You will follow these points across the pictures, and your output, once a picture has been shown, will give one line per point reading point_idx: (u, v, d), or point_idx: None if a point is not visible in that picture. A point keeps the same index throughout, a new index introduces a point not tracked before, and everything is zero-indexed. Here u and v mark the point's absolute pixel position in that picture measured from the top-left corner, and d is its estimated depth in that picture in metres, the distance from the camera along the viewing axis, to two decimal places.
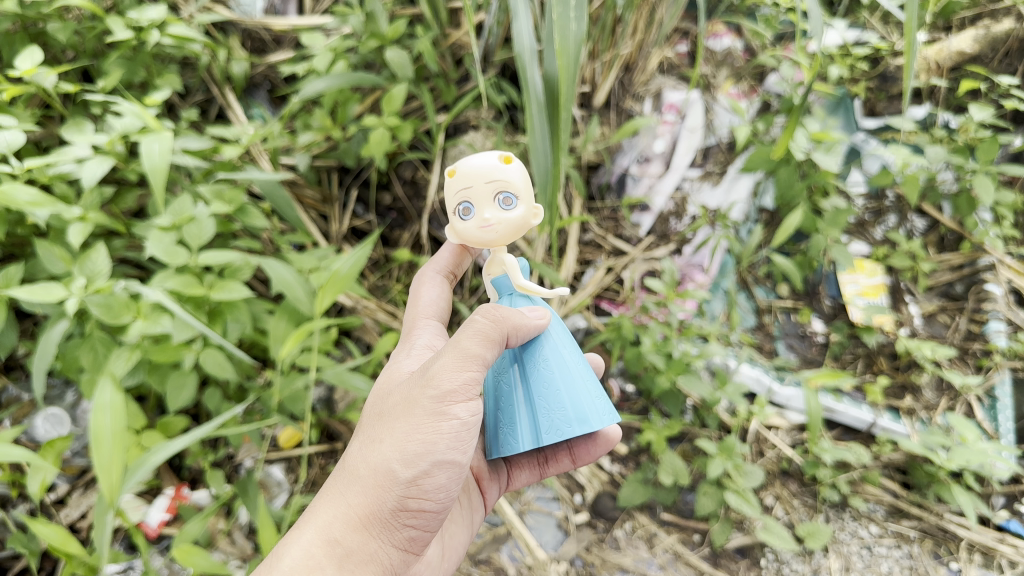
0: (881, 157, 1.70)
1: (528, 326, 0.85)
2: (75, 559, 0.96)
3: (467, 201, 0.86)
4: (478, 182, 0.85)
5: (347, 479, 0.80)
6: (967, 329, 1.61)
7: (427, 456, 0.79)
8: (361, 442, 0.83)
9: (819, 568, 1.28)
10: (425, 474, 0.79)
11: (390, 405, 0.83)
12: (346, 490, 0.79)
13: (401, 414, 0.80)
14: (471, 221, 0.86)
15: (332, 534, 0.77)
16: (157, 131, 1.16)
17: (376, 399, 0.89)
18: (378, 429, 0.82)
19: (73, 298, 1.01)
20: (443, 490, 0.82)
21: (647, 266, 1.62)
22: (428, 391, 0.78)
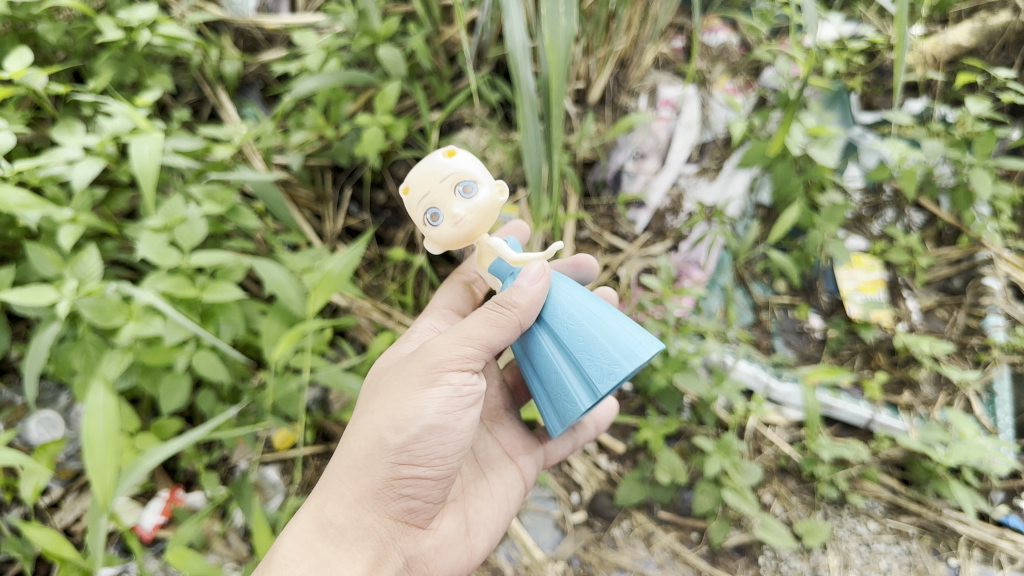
0: (878, 152, 1.69)
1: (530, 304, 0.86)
2: (69, 564, 0.94)
3: (430, 208, 0.87)
4: (422, 195, 0.87)
5: (341, 457, 0.84)
6: (965, 324, 1.60)
7: (418, 421, 0.80)
8: (357, 421, 0.86)
9: (817, 566, 1.27)
10: (418, 439, 0.81)
11: (387, 385, 0.86)
12: (337, 467, 0.83)
13: (395, 392, 0.83)
14: (443, 224, 0.86)
15: (323, 515, 0.81)
16: (148, 132, 1.16)
17: (369, 386, 0.92)
18: (372, 408, 0.85)
19: (65, 301, 1.00)
20: (439, 455, 0.83)
21: (643, 264, 1.61)
22: (424, 364, 0.82)
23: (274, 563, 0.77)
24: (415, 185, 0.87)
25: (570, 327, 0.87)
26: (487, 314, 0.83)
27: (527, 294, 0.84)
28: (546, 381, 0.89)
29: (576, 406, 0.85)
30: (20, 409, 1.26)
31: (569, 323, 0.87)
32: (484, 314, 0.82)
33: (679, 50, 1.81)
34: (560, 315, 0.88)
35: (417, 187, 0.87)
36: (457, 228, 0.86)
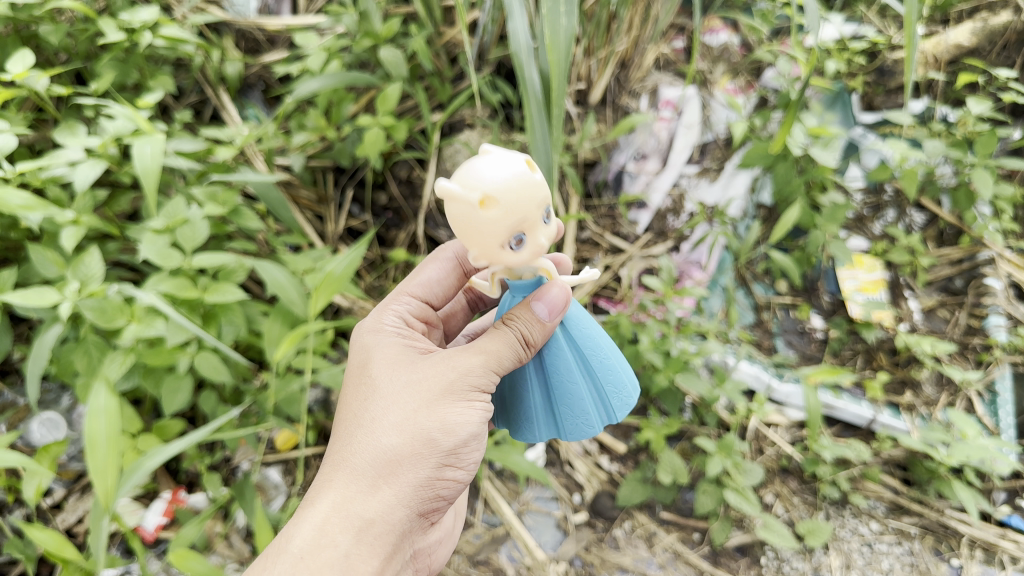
0: (879, 152, 1.68)
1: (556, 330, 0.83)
2: (72, 565, 0.94)
3: (518, 233, 0.73)
4: (516, 219, 0.71)
5: (372, 447, 0.78)
6: (967, 324, 1.60)
7: (464, 429, 0.79)
8: (389, 408, 0.79)
9: (819, 566, 1.27)
10: (459, 448, 0.79)
11: (423, 379, 0.80)
12: (367, 458, 0.78)
13: (440, 392, 0.79)
14: (527, 250, 0.75)
15: (348, 508, 0.76)
16: (150, 134, 1.16)
17: (390, 363, 0.84)
18: (409, 400, 0.79)
19: (67, 302, 1.00)
20: (470, 462, 0.83)
21: (645, 264, 1.61)
22: (467, 379, 0.79)
23: (289, 552, 0.74)
24: (506, 206, 0.70)
25: (596, 352, 0.86)
26: (521, 344, 0.79)
27: (545, 328, 0.80)
28: (557, 399, 0.87)
29: (591, 428, 0.88)
30: (22, 410, 1.26)
31: (592, 346, 0.86)
32: (508, 339, 0.79)
33: (680, 50, 1.81)
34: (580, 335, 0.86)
35: (509, 209, 0.70)
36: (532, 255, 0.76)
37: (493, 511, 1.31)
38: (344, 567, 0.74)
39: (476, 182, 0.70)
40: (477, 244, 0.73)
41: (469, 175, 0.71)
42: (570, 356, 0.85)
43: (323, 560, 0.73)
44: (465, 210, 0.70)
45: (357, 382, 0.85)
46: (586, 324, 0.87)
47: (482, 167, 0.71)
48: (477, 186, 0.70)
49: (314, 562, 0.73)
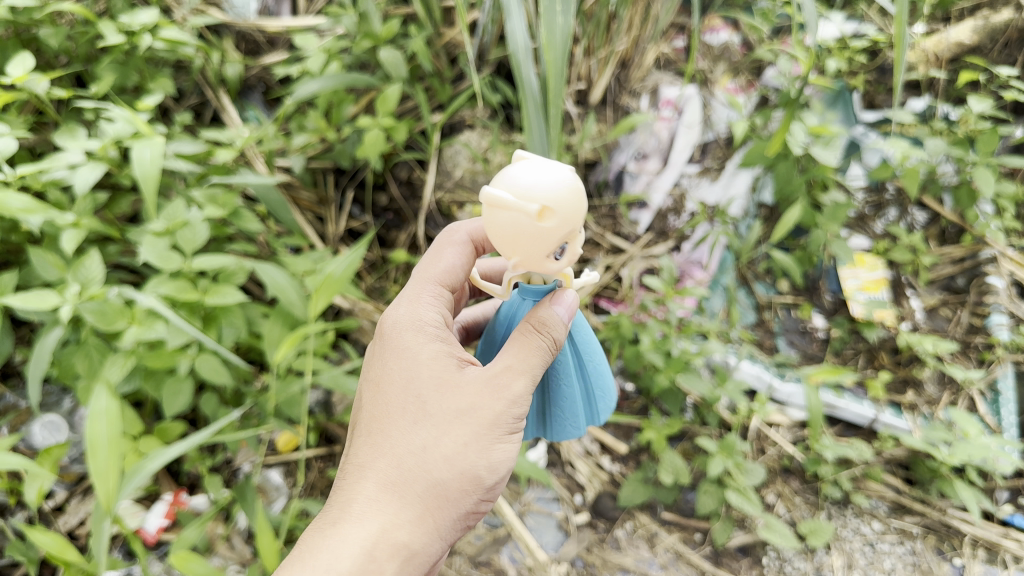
0: (881, 151, 1.68)
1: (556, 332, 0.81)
2: (74, 567, 0.95)
3: (564, 241, 0.75)
4: (569, 229, 0.73)
5: (420, 474, 0.76)
6: (969, 323, 1.59)
7: (503, 464, 0.80)
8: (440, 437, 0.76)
9: (821, 566, 1.27)
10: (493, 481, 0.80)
11: (464, 403, 0.77)
12: (416, 487, 0.76)
13: (488, 420, 0.77)
14: (563, 258, 0.78)
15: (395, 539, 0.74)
16: (150, 136, 1.16)
17: (433, 381, 0.79)
18: (466, 430, 0.76)
19: (67, 305, 1.00)
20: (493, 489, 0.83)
21: (646, 264, 1.60)
22: (516, 411, 0.78)
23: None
24: (564, 219, 0.72)
25: (592, 362, 0.93)
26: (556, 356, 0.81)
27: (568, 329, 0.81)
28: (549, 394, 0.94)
29: (577, 431, 0.97)
30: (24, 412, 1.26)
31: (590, 359, 0.93)
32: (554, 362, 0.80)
33: (680, 50, 1.79)
34: (578, 341, 0.92)
35: (564, 221, 0.72)
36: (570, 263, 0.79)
37: (494, 512, 1.31)
38: None
39: (534, 192, 0.71)
40: (527, 254, 0.74)
41: (525, 185, 0.72)
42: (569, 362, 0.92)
43: None
44: (528, 226, 0.72)
45: (401, 391, 0.80)
46: (581, 326, 0.93)
47: (535, 178, 0.72)
48: (536, 197, 0.71)
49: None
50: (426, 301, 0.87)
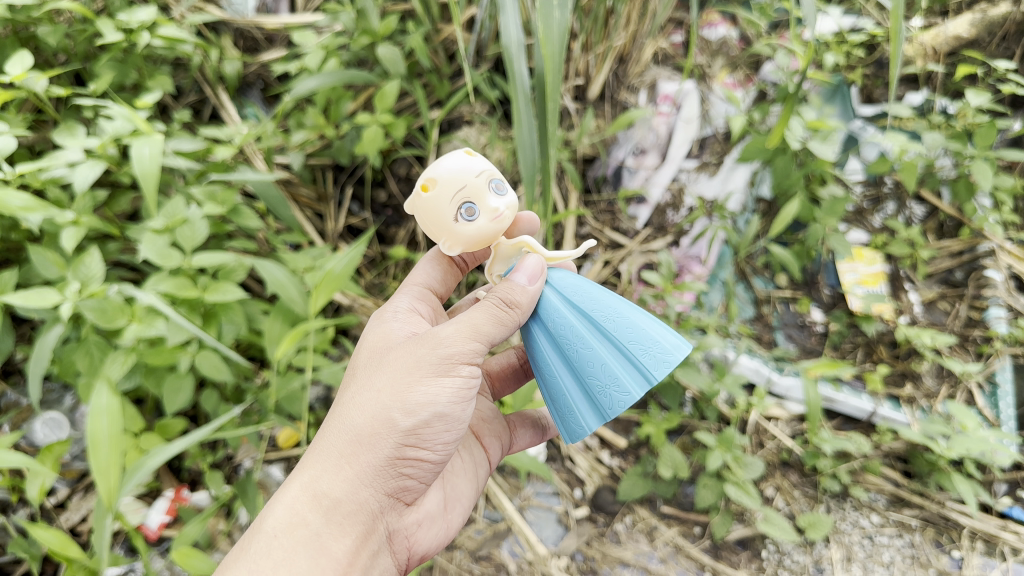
0: (879, 145, 1.68)
1: (525, 294, 0.81)
2: (75, 563, 0.96)
3: (466, 201, 0.78)
4: (457, 189, 0.78)
5: (342, 425, 0.80)
6: (967, 316, 1.60)
7: (429, 407, 0.78)
8: (362, 391, 0.81)
9: (819, 559, 1.28)
10: (424, 425, 0.78)
11: (390, 361, 0.82)
12: (337, 437, 0.80)
13: (404, 367, 0.79)
14: (481, 218, 0.79)
15: (319, 488, 0.78)
16: (149, 134, 1.16)
17: (373, 352, 0.87)
18: (384, 380, 0.80)
19: (67, 303, 1.01)
20: (441, 442, 0.80)
21: (644, 259, 1.62)
22: (437, 353, 0.78)
23: (264, 533, 0.76)
24: (445, 182, 0.78)
25: (610, 318, 0.82)
26: (502, 307, 0.79)
27: (527, 290, 0.81)
28: (578, 370, 0.83)
29: (631, 396, 0.79)
30: (25, 410, 1.27)
31: (607, 314, 0.83)
32: (489, 310, 0.79)
33: (678, 45, 1.79)
34: (586, 302, 0.84)
35: (447, 182, 0.78)
36: (495, 224, 0.80)
37: (494, 507, 1.32)
38: (314, 545, 0.76)
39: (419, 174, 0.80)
40: (439, 228, 0.80)
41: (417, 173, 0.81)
42: (583, 326, 0.83)
43: (295, 537, 0.75)
44: (419, 202, 0.79)
45: (355, 367, 0.88)
46: (593, 291, 0.85)
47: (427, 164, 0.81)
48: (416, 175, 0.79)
49: (287, 541, 0.75)
50: (402, 298, 0.96)
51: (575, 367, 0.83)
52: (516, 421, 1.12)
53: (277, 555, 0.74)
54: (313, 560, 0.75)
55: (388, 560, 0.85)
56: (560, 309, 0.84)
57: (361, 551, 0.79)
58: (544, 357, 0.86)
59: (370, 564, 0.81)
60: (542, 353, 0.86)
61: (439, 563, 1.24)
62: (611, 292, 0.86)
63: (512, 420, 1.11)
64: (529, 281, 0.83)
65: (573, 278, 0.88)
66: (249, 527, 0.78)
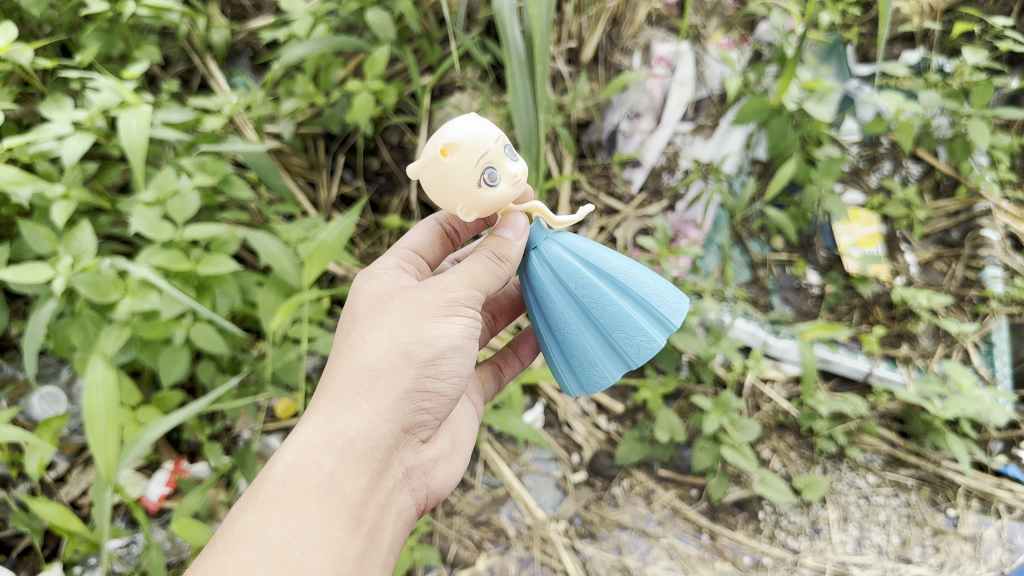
0: (876, 105, 1.66)
1: (512, 251, 0.84)
2: (77, 537, 0.98)
3: (488, 166, 0.77)
4: (479, 154, 0.76)
5: (353, 365, 0.80)
6: (963, 276, 1.60)
7: (443, 339, 0.79)
8: (368, 331, 0.82)
9: (816, 519, 1.31)
10: (439, 359, 0.79)
11: (397, 306, 0.82)
12: (348, 377, 0.80)
13: (410, 310, 0.81)
14: (503, 184, 0.78)
15: (333, 428, 0.78)
16: (136, 106, 1.14)
17: (372, 300, 0.88)
18: (391, 319, 0.81)
19: (60, 278, 1.00)
20: (455, 374, 0.81)
21: (640, 224, 1.63)
22: (441, 296, 0.80)
23: (272, 479, 0.75)
24: (466, 148, 0.76)
25: (628, 274, 0.86)
26: (495, 260, 0.82)
27: (516, 246, 0.84)
28: (583, 305, 0.85)
29: (654, 341, 0.82)
30: (22, 385, 1.27)
31: (623, 270, 0.87)
32: (485, 263, 0.82)
33: (671, 5, 1.73)
34: (601, 259, 0.87)
35: (467, 146, 0.76)
36: (514, 189, 0.79)
37: (493, 473, 1.33)
38: (330, 487, 0.76)
39: (434, 137, 0.77)
40: (459, 196, 0.78)
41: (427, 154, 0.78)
42: (604, 284, 0.86)
43: (309, 481, 0.75)
44: (434, 169, 0.77)
45: (350, 314, 0.89)
46: (602, 251, 0.88)
47: (441, 132, 0.77)
48: (436, 140, 0.76)
49: (298, 486, 0.75)
50: (385, 260, 0.95)
51: (598, 324, 0.86)
52: (503, 360, 1.13)
53: (288, 501, 0.74)
54: (326, 499, 0.75)
55: (406, 497, 0.86)
56: (579, 268, 0.85)
57: (376, 490, 0.80)
58: (560, 317, 0.87)
59: (385, 503, 0.81)
60: (535, 276, 0.88)
61: (439, 529, 1.25)
62: (614, 253, 0.90)
63: (503, 359, 1.13)
64: (512, 233, 0.85)
65: (578, 238, 0.90)
66: (257, 478, 0.77)
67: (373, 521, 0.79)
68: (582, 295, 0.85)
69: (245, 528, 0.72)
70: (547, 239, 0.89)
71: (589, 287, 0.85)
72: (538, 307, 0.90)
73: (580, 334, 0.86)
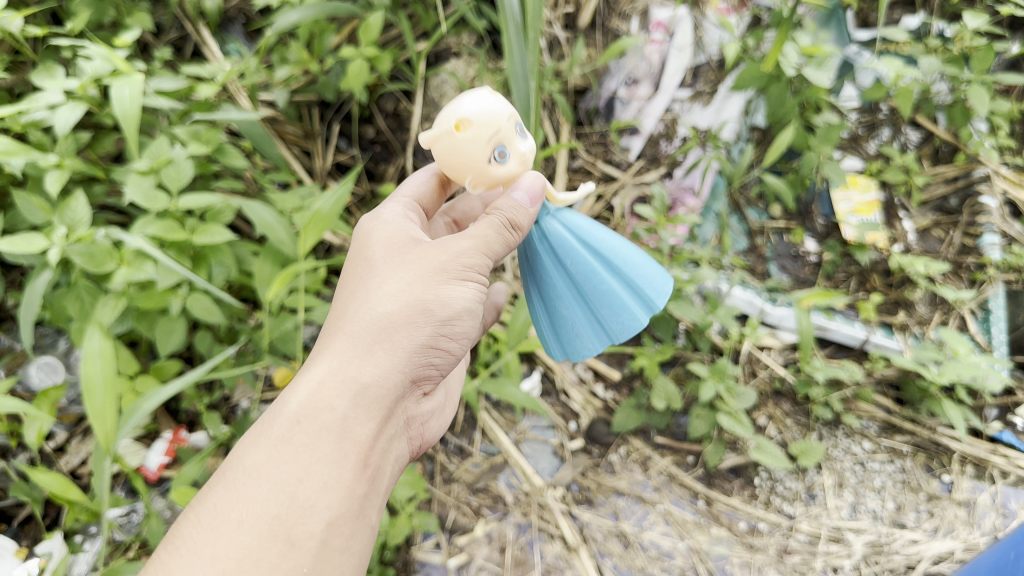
0: (875, 71, 1.64)
1: (530, 217, 0.81)
2: (78, 506, 1.00)
3: (499, 144, 0.77)
4: (491, 132, 0.76)
5: (368, 311, 0.79)
6: (961, 244, 1.60)
7: (457, 302, 0.79)
8: (386, 278, 0.81)
9: (812, 485, 1.32)
10: (453, 320, 0.80)
11: (416, 257, 0.81)
12: (364, 323, 0.79)
13: (427, 265, 0.80)
14: (512, 162, 0.78)
15: (346, 372, 0.77)
16: (128, 74, 1.13)
17: (384, 245, 0.86)
18: (410, 270, 0.80)
19: (55, 248, 0.99)
20: (463, 333, 0.82)
21: (637, 192, 1.63)
22: (459, 258, 0.79)
23: (285, 418, 0.75)
24: (479, 125, 0.75)
25: (622, 254, 0.86)
26: (510, 229, 0.80)
27: (530, 213, 0.81)
28: (576, 284, 0.85)
29: (638, 321, 0.83)
30: (20, 355, 1.27)
31: (618, 251, 0.86)
32: (503, 234, 0.80)
33: None
34: (599, 238, 0.86)
35: (481, 122, 0.75)
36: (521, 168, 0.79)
37: (491, 441, 1.34)
38: (340, 431, 0.76)
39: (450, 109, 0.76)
40: (468, 170, 0.78)
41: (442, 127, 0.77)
42: (598, 262, 0.85)
43: (321, 423, 0.75)
44: (449, 141, 0.76)
45: (358, 254, 0.87)
46: (601, 231, 0.87)
47: (457, 103, 0.76)
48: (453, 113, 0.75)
49: (310, 427, 0.75)
50: (392, 207, 0.93)
51: (588, 301, 0.86)
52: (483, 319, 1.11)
53: (301, 441, 0.74)
54: (337, 441, 0.75)
55: (403, 445, 0.87)
56: (576, 247, 0.85)
57: (382, 436, 0.80)
58: (553, 289, 0.87)
59: (387, 449, 0.82)
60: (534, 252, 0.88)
61: (438, 496, 1.26)
62: (612, 231, 0.89)
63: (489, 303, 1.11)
64: (529, 196, 0.81)
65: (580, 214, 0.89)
66: (266, 413, 0.77)
67: (376, 465, 0.79)
68: (578, 269, 0.85)
69: (257, 463, 0.73)
70: (548, 213, 0.88)
71: (584, 266, 0.84)
72: (534, 281, 0.90)
73: (571, 305, 0.86)
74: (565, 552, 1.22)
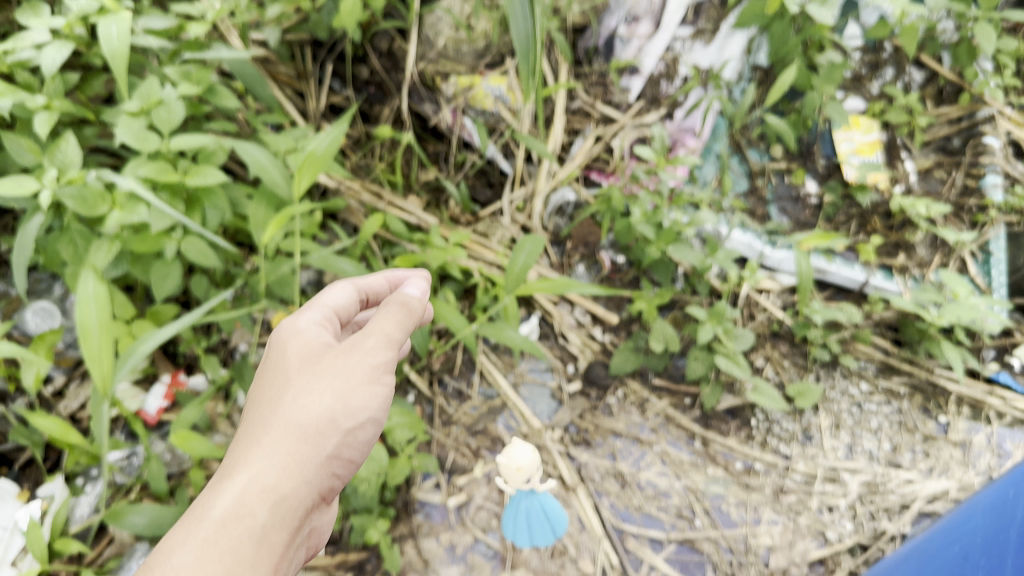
0: (881, 8, 1.57)
1: (415, 312, 0.82)
2: (77, 449, 1.03)
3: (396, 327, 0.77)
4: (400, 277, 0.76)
5: (287, 417, 0.70)
6: (963, 185, 1.58)
7: (367, 411, 0.73)
8: (310, 386, 0.72)
9: (808, 426, 1.33)
10: (358, 430, 0.73)
11: (337, 363, 0.74)
12: (285, 430, 0.70)
13: (347, 371, 0.73)
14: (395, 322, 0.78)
15: (268, 480, 0.66)
16: (115, 11, 1.10)
17: (297, 356, 0.76)
18: (331, 377, 0.73)
19: (46, 192, 0.98)
20: (365, 448, 0.76)
21: (637, 133, 1.60)
22: (368, 360, 0.74)
23: (207, 522, 0.63)
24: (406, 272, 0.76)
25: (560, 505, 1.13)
26: (405, 310, 0.80)
27: (421, 303, 0.84)
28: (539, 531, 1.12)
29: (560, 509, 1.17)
30: (14, 301, 1.25)
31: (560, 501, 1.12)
32: (397, 323, 0.78)
33: None
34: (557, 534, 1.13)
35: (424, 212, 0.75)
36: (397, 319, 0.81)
37: (489, 384, 1.34)
38: (259, 543, 0.64)
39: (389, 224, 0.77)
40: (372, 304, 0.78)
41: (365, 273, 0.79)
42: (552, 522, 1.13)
43: (242, 534, 0.63)
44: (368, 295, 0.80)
45: (273, 361, 0.77)
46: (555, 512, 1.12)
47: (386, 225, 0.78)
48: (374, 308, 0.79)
49: (230, 535, 0.63)
50: (307, 315, 0.82)
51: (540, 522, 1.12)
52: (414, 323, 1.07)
53: (227, 544, 0.62)
54: (259, 549, 0.64)
55: (300, 555, 0.76)
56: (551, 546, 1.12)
57: (292, 550, 0.69)
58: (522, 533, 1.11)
59: (290, 566, 0.70)
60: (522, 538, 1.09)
61: (437, 438, 1.28)
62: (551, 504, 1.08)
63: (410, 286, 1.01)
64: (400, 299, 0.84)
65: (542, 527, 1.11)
66: (184, 511, 0.64)
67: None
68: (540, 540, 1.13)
69: (183, 563, 0.59)
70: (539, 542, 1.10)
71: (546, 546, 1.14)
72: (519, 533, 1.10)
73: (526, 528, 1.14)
74: (564, 491, 1.24)
